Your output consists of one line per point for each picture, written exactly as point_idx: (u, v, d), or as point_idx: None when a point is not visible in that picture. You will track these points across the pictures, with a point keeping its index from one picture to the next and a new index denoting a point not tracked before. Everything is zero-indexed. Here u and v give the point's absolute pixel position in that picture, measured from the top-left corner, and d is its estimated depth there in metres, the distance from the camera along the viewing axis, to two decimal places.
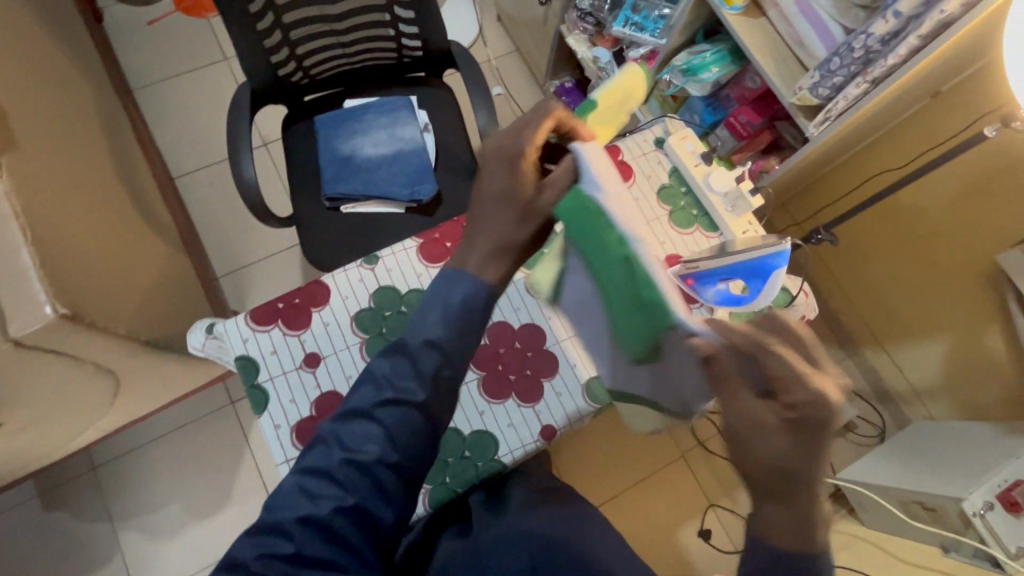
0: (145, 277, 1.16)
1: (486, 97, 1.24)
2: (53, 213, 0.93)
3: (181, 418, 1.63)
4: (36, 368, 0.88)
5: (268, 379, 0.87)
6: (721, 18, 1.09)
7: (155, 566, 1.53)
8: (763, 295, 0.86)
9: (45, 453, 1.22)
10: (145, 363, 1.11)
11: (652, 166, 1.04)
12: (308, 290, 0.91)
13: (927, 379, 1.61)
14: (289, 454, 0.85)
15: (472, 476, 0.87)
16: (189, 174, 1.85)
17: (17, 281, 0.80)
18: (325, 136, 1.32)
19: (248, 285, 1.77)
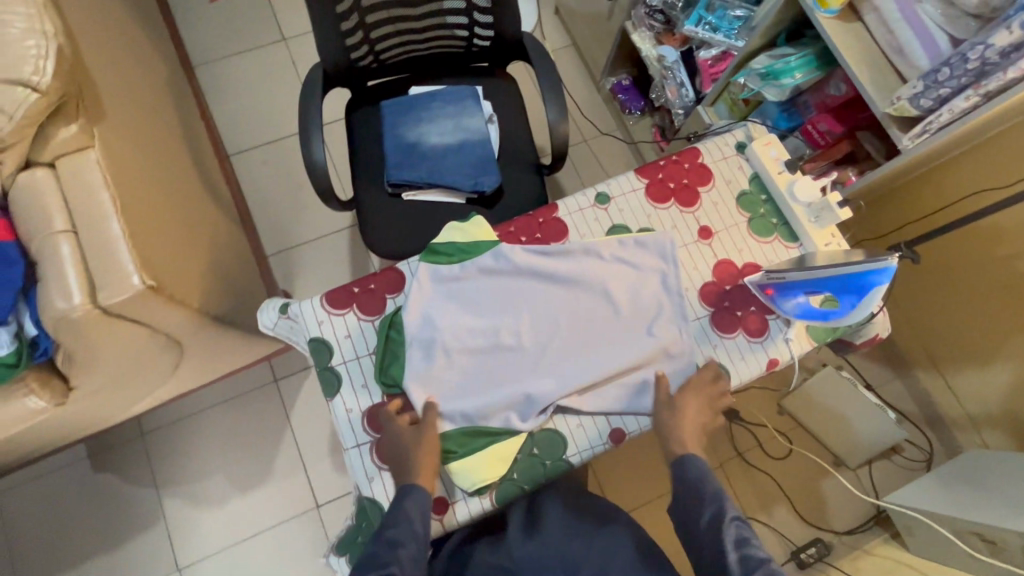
0: (212, 252, 1.18)
1: (557, 91, 1.23)
2: (140, 186, 0.95)
3: (227, 392, 1.66)
4: (116, 336, 0.90)
5: (341, 363, 0.87)
6: (813, 21, 1.05)
7: (197, 534, 1.56)
8: (855, 311, 0.84)
9: (105, 419, 1.25)
10: (210, 338, 1.12)
11: (733, 171, 1.02)
12: (383, 277, 0.92)
13: (985, 406, 1.55)
14: (359, 440, 0.85)
15: (541, 475, 0.85)
16: (245, 153, 1.87)
17: (107, 250, 0.82)
18: (391, 122, 1.32)
19: (298, 265, 1.79)
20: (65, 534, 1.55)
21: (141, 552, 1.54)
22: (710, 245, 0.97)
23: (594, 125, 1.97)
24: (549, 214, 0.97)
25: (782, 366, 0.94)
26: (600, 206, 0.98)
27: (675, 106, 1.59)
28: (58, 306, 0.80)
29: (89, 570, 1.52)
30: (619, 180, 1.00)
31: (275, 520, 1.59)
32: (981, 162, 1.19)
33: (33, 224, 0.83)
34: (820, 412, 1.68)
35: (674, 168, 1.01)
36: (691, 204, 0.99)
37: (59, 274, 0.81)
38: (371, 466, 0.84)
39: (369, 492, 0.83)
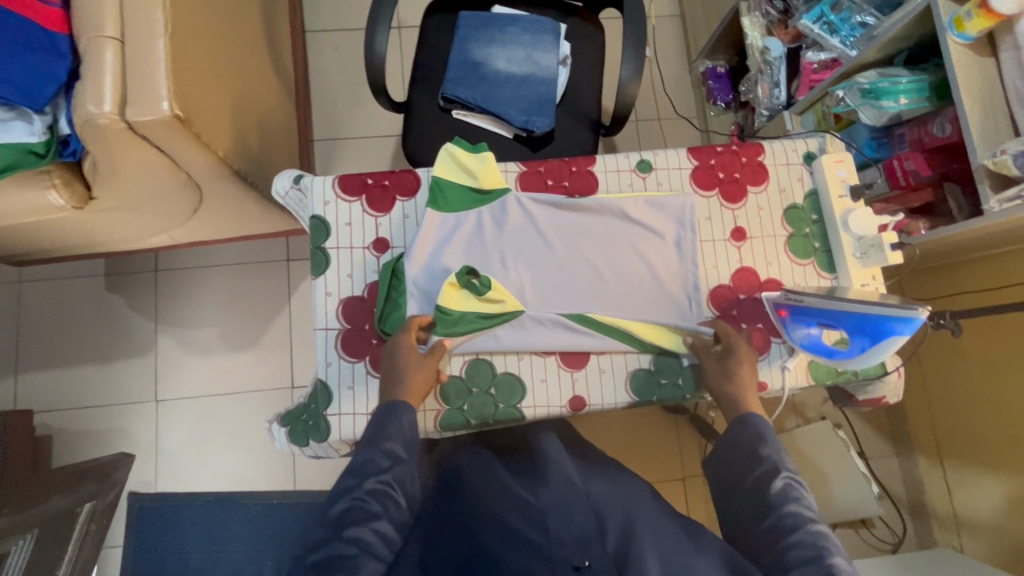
0: (255, 111, 1.18)
1: (638, 48, 1.14)
2: (200, 20, 0.94)
3: (242, 255, 1.72)
4: (138, 158, 0.92)
5: (334, 247, 0.86)
6: (942, 43, 0.92)
7: (181, 375, 1.66)
8: (862, 357, 0.77)
9: (122, 241, 1.31)
10: (229, 192, 1.14)
11: (790, 180, 0.94)
12: (399, 176, 0.89)
13: (973, 511, 1.46)
14: (329, 324, 0.85)
15: (489, 416, 0.84)
16: (320, 33, 1.86)
17: (147, 69, 0.82)
18: (463, 35, 1.28)
19: (338, 158, 1.79)
20: (67, 336, 1.66)
21: (127, 373, 1.65)
22: (739, 247, 0.91)
23: (673, 105, 1.86)
24: (583, 165, 0.92)
25: (770, 393, 0.89)
26: (639, 173, 0.92)
27: (761, 106, 1.47)
28: (88, 108, 0.82)
29: (79, 374, 1.64)
30: (667, 153, 0.93)
31: (252, 387, 1.66)
32: None
33: (86, 23, 0.84)
34: (802, 462, 1.63)
35: (730, 159, 0.93)
36: (735, 200, 0.92)
37: (97, 77, 0.82)
38: (331, 352, 0.84)
39: (322, 374, 0.84)
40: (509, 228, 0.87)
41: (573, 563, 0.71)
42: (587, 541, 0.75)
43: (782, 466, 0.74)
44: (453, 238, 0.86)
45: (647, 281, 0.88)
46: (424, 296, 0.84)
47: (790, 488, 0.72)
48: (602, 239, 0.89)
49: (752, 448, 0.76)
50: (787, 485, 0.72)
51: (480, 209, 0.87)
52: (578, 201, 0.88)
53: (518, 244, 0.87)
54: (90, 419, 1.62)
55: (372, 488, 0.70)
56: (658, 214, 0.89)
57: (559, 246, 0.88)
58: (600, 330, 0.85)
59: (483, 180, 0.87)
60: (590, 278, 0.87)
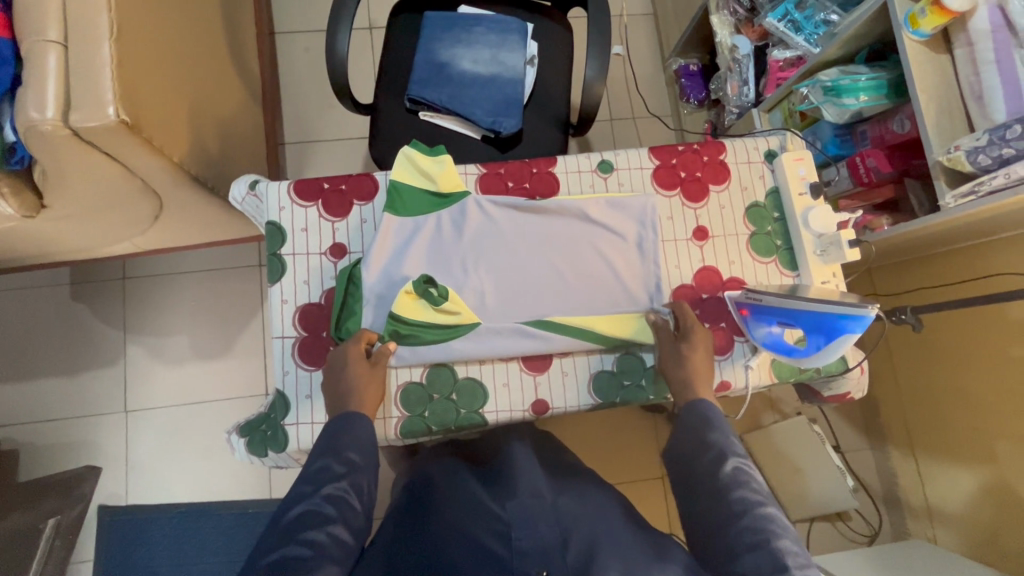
0: (216, 114, 1.16)
1: (602, 47, 1.14)
2: (150, 22, 0.92)
3: (212, 261, 1.69)
4: (88, 165, 0.89)
5: (290, 253, 0.84)
6: (898, 40, 0.93)
7: (151, 385, 1.62)
8: (819, 355, 0.77)
9: (82, 249, 1.28)
10: (189, 198, 1.11)
11: (752, 178, 0.94)
12: (356, 180, 0.87)
13: (945, 502, 1.48)
14: (285, 332, 0.83)
15: (451, 422, 0.83)
16: (289, 34, 1.83)
17: (91, 73, 0.80)
18: (428, 35, 1.26)
19: (310, 160, 1.77)
20: (32, 346, 1.62)
21: (96, 384, 1.61)
22: (701, 247, 0.91)
23: (647, 104, 1.86)
24: (544, 166, 0.91)
25: (734, 392, 0.89)
26: (601, 173, 0.92)
27: (731, 104, 1.47)
28: (30, 115, 0.79)
29: (45, 385, 1.60)
30: (629, 153, 0.93)
31: (224, 395, 1.63)
32: (1009, 251, 1.07)
33: (27, 26, 0.81)
34: (778, 457, 1.65)
35: (691, 158, 0.93)
36: (697, 199, 0.92)
37: (38, 81, 0.79)
38: (288, 360, 0.82)
39: (279, 383, 0.82)
40: (470, 231, 0.86)
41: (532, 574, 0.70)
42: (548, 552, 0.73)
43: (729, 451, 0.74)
44: (412, 242, 0.85)
45: (609, 282, 0.88)
46: (383, 302, 0.83)
47: (739, 473, 0.71)
48: (564, 240, 0.88)
49: (696, 439, 0.76)
50: (735, 470, 0.72)
51: (439, 212, 0.86)
52: (539, 203, 0.88)
53: (478, 247, 0.86)
54: (57, 431, 1.58)
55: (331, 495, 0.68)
56: (619, 215, 0.89)
57: (519, 249, 0.87)
58: (560, 333, 0.85)
59: (441, 183, 0.86)
60: (551, 280, 0.87)
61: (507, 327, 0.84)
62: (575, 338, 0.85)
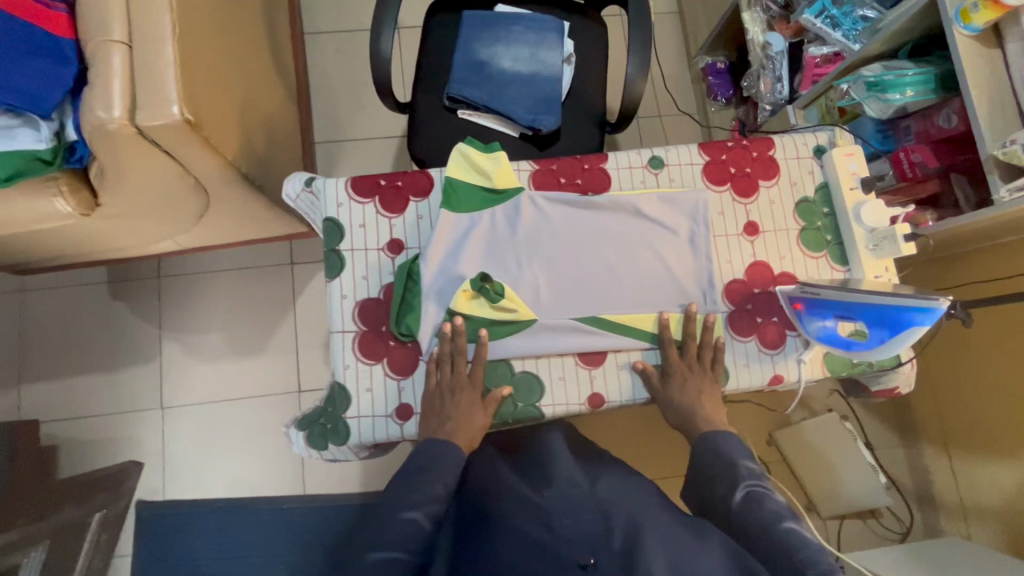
0: (261, 113, 1.17)
1: (644, 45, 1.14)
2: (206, 22, 0.94)
3: (246, 260, 1.71)
4: (147, 164, 0.91)
5: (348, 249, 0.86)
6: (948, 35, 0.93)
7: (186, 381, 1.65)
8: (881, 348, 0.77)
9: (126, 248, 1.30)
10: (236, 197, 1.13)
11: (801, 174, 0.94)
12: (412, 176, 0.89)
13: (980, 499, 1.48)
14: (345, 326, 0.84)
15: (508, 415, 0.84)
16: (318, 34, 1.85)
17: (156, 71, 0.82)
18: (467, 34, 1.28)
19: (340, 160, 1.79)
20: (70, 344, 1.64)
21: (132, 380, 1.64)
22: (752, 242, 0.91)
23: (674, 102, 1.87)
24: (596, 162, 0.92)
25: (786, 386, 0.89)
26: (651, 169, 0.93)
27: (764, 101, 1.47)
28: (97, 115, 0.80)
29: (83, 382, 1.63)
30: (679, 149, 0.93)
31: (259, 392, 1.65)
32: None
33: (93, 27, 0.83)
34: (810, 454, 1.65)
35: (740, 153, 0.93)
36: (747, 195, 0.92)
37: (105, 81, 0.81)
38: (349, 355, 0.84)
39: (340, 377, 0.83)
40: (525, 227, 0.87)
41: (580, 562, 0.73)
42: (593, 542, 0.76)
43: (738, 478, 0.76)
44: (469, 238, 0.86)
45: (663, 277, 0.88)
46: (441, 298, 0.84)
47: (751, 498, 0.74)
48: (617, 236, 0.89)
49: (711, 472, 0.79)
50: (746, 496, 0.74)
51: (493, 208, 0.87)
52: (592, 199, 0.88)
53: (533, 243, 0.87)
54: (95, 427, 1.61)
55: (427, 513, 0.75)
56: (672, 211, 0.89)
57: (573, 245, 0.88)
58: (614, 328, 0.85)
59: (496, 180, 0.87)
60: (606, 275, 0.88)
61: (563, 322, 0.85)
62: (629, 332, 0.86)
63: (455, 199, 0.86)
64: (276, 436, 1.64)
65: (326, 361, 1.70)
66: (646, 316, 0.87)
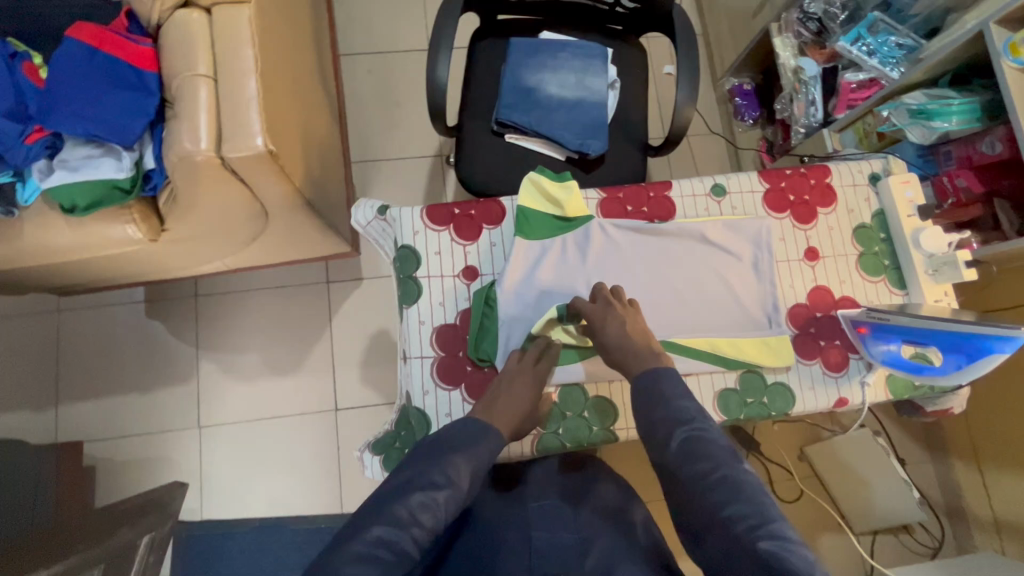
0: (316, 138, 1.20)
1: (691, 73, 1.18)
2: (278, 55, 0.96)
3: (282, 279, 1.72)
4: (221, 192, 0.93)
5: (425, 276, 0.88)
6: (996, 67, 0.97)
7: (223, 400, 1.65)
8: (954, 373, 0.79)
9: (176, 269, 1.31)
10: (293, 220, 1.14)
11: (858, 201, 0.97)
12: (485, 205, 0.91)
13: (1013, 514, 1.50)
14: (423, 352, 0.86)
15: (583, 438, 0.86)
16: (353, 56, 1.88)
17: (239, 104, 0.84)
18: (514, 60, 1.31)
19: (374, 179, 1.81)
20: (106, 363, 1.65)
21: (169, 399, 1.64)
22: (813, 267, 0.94)
23: (701, 122, 1.91)
24: (661, 190, 0.94)
25: (850, 408, 0.91)
26: (714, 197, 0.95)
27: (798, 123, 1.50)
28: (185, 146, 0.83)
29: (120, 402, 1.63)
30: (740, 176, 0.96)
31: (296, 410, 1.66)
32: None
33: (179, 62, 0.85)
34: (842, 471, 1.66)
35: (799, 181, 0.96)
36: (807, 221, 0.95)
37: (192, 114, 0.83)
38: (427, 380, 0.85)
39: (419, 403, 0.85)
40: (596, 253, 0.89)
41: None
42: (564, 558, 0.74)
43: (677, 424, 0.68)
44: (542, 264, 0.88)
45: (730, 301, 0.91)
46: (517, 323, 0.86)
47: (687, 446, 0.66)
48: (683, 262, 0.91)
49: (646, 417, 0.71)
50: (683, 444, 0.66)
51: (565, 236, 0.89)
52: (659, 226, 0.91)
53: (602, 270, 0.89)
54: (132, 447, 1.61)
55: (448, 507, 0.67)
56: (736, 237, 0.92)
57: (641, 271, 0.90)
58: (685, 352, 0.87)
59: (568, 209, 0.89)
60: (675, 299, 0.90)
61: None
62: (701, 355, 0.87)
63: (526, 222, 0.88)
64: (312, 454, 1.63)
65: (362, 379, 1.71)
66: (716, 340, 0.88)
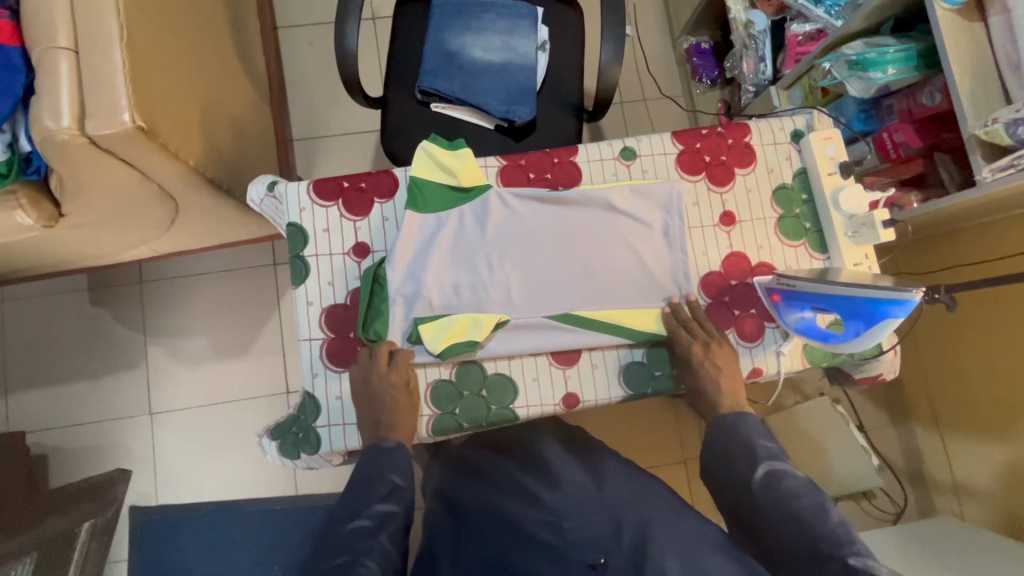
0: (228, 113, 1.14)
1: (619, 30, 1.11)
2: (159, 22, 0.90)
3: (227, 263, 1.68)
4: (106, 173, 0.89)
5: (313, 254, 0.84)
6: (930, 9, 0.89)
7: (174, 386, 1.64)
8: (857, 342, 0.75)
9: (102, 256, 1.27)
10: (204, 200, 1.10)
11: (778, 161, 0.91)
12: (376, 177, 0.87)
13: (972, 480, 1.47)
14: (312, 334, 0.84)
15: (482, 418, 0.83)
16: (292, 28, 1.80)
17: (103, 76, 0.79)
18: (437, 24, 1.24)
19: (319, 157, 1.75)
20: (53, 353, 1.63)
21: (118, 387, 1.63)
22: (728, 233, 0.89)
23: (658, 86, 1.82)
24: (566, 155, 0.89)
25: (765, 379, 0.87)
26: (624, 161, 0.90)
27: (747, 82, 1.44)
28: (47, 125, 0.78)
29: (68, 391, 1.62)
30: (651, 138, 0.91)
31: (251, 393, 1.65)
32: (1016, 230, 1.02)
33: (39, 34, 0.80)
34: (800, 438, 1.63)
35: (716, 141, 0.91)
36: (722, 184, 0.90)
37: (52, 91, 0.78)
38: (317, 363, 0.83)
39: (309, 386, 0.83)
40: (495, 224, 0.85)
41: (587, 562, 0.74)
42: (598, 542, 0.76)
43: (759, 456, 0.75)
44: (436, 239, 0.84)
45: (638, 270, 0.86)
46: (410, 301, 0.82)
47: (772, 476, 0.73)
48: (589, 231, 0.86)
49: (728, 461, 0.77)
50: (767, 476, 0.73)
51: (461, 207, 0.84)
52: (563, 195, 0.86)
53: (502, 242, 0.85)
54: (85, 435, 1.61)
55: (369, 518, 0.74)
56: (646, 202, 0.87)
57: (544, 243, 0.86)
58: (585, 326, 0.84)
59: (462, 177, 0.84)
60: (578, 271, 0.86)
61: (534, 319, 0.84)
62: (603, 327, 0.84)
63: (422, 199, 0.84)
64: None
65: None
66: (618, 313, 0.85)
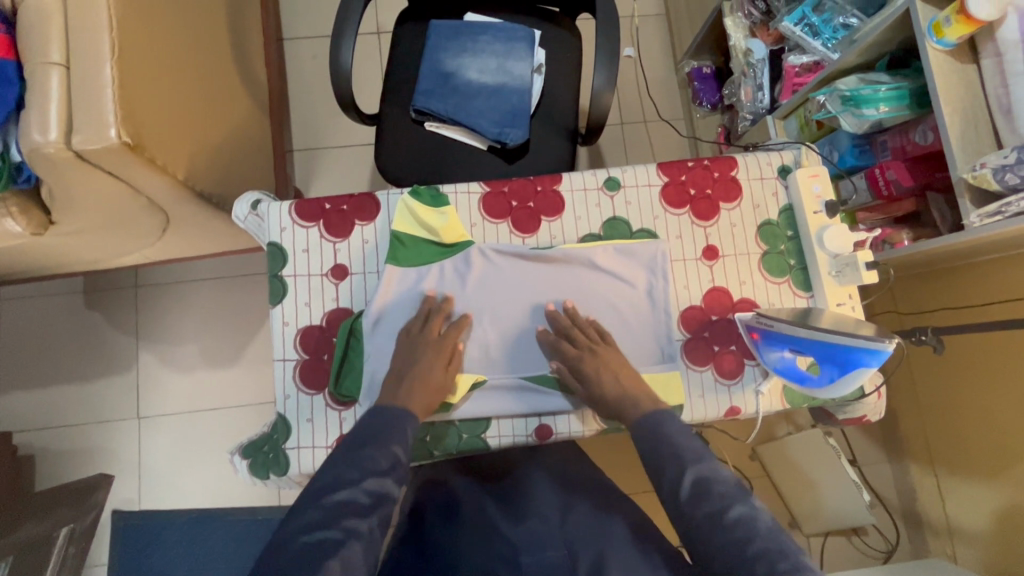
0: (223, 126, 1.15)
1: (612, 57, 1.11)
2: (153, 38, 0.92)
3: (221, 270, 1.69)
4: (93, 185, 0.90)
5: (291, 275, 0.84)
6: (921, 49, 0.88)
7: (163, 391, 1.64)
8: (833, 387, 0.74)
9: (93, 261, 1.29)
10: (193, 212, 1.11)
11: (765, 195, 0.90)
12: (358, 200, 0.87)
13: (965, 522, 1.44)
14: (286, 354, 0.83)
15: (452, 447, 0.82)
16: (296, 40, 1.83)
17: (92, 92, 0.80)
18: (433, 44, 1.25)
19: (317, 168, 1.76)
20: (45, 354, 1.65)
21: (108, 390, 1.64)
22: (711, 267, 0.88)
23: (658, 109, 1.82)
24: (549, 184, 0.89)
25: (743, 417, 0.86)
26: (607, 191, 0.90)
27: (745, 110, 1.43)
28: (34, 137, 0.79)
29: (58, 391, 1.63)
30: (636, 169, 0.90)
31: (238, 401, 1.65)
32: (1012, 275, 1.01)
33: (32, 48, 0.81)
34: (790, 470, 1.60)
35: (701, 174, 0.90)
36: (706, 217, 0.89)
37: (41, 105, 0.80)
38: (289, 384, 0.83)
39: (280, 407, 0.82)
40: (475, 281, 0.85)
41: None
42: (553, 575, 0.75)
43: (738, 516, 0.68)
44: (415, 294, 0.83)
45: (617, 331, 0.85)
46: (384, 357, 0.82)
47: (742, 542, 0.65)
48: (569, 291, 0.86)
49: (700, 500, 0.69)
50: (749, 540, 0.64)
51: (442, 262, 0.85)
52: (546, 254, 0.85)
53: (482, 300, 0.84)
54: (73, 436, 1.61)
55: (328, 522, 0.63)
56: (628, 262, 0.86)
57: (524, 301, 0.85)
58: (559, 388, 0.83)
59: (445, 235, 0.84)
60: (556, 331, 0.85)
61: (509, 379, 0.83)
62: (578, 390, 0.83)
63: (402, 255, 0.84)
64: None
65: None
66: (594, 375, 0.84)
